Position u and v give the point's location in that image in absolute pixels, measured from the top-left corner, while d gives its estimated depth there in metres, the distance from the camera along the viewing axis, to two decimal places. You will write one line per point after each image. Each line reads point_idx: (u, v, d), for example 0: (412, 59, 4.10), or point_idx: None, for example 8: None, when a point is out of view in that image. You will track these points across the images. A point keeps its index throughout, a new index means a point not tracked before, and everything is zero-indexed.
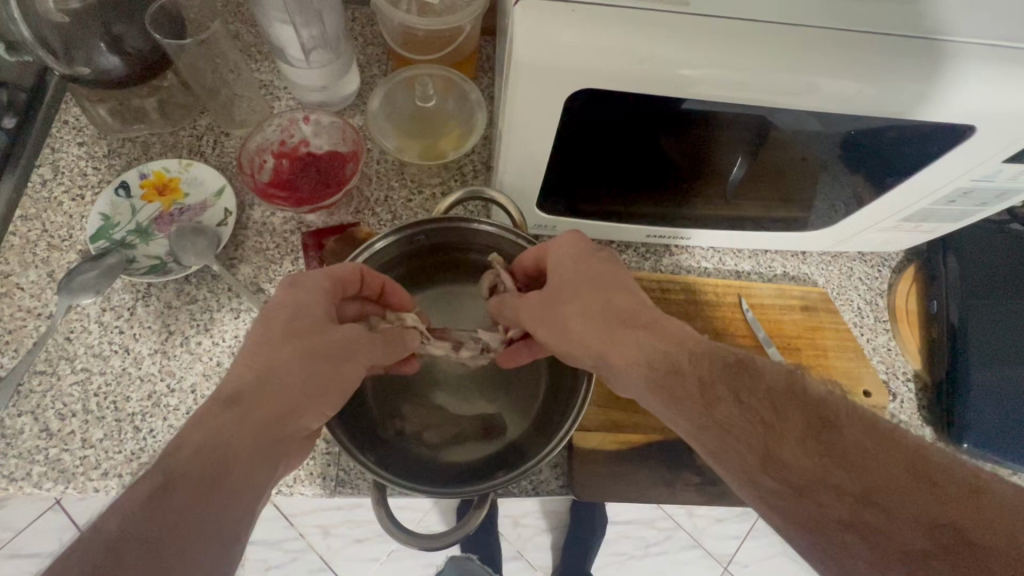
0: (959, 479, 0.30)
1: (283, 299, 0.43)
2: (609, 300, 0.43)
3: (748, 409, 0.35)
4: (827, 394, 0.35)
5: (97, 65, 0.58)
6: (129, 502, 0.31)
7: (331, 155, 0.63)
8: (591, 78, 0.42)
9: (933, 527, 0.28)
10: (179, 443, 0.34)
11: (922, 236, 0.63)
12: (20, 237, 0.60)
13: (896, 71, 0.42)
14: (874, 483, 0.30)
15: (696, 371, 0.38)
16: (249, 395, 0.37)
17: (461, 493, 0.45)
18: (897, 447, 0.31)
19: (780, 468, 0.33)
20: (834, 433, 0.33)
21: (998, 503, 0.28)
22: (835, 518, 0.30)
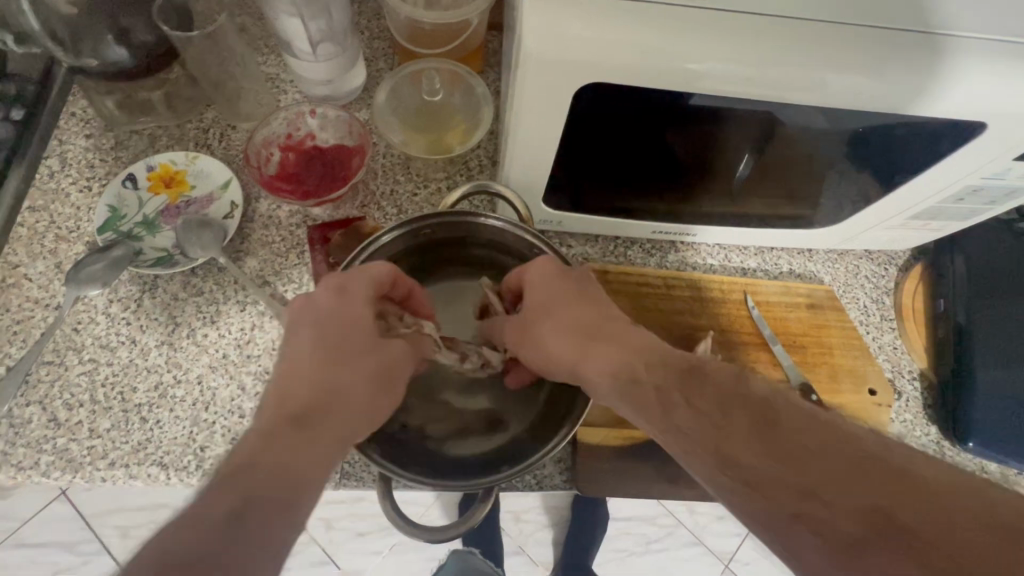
0: (894, 464, 0.31)
1: (327, 304, 0.42)
2: (577, 317, 0.46)
3: (698, 411, 0.37)
4: (767, 394, 0.37)
5: (104, 56, 0.57)
6: (204, 523, 0.29)
7: (338, 149, 0.63)
8: (599, 72, 0.42)
9: (869, 514, 0.29)
10: (250, 461, 0.33)
11: (930, 233, 0.63)
12: (28, 228, 0.60)
13: (907, 67, 0.41)
14: (817, 475, 0.31)
15: (649, 378, 0.40)
16: (309, 412, 0.37)
17: (466, 488, 0.45)
18: (835, 439, 0.33)
19: (733, 466, 0.34)
20: (776, 429, 0.34)
21: (927, 485, 0.29)
22: (783, 511, 0.31)
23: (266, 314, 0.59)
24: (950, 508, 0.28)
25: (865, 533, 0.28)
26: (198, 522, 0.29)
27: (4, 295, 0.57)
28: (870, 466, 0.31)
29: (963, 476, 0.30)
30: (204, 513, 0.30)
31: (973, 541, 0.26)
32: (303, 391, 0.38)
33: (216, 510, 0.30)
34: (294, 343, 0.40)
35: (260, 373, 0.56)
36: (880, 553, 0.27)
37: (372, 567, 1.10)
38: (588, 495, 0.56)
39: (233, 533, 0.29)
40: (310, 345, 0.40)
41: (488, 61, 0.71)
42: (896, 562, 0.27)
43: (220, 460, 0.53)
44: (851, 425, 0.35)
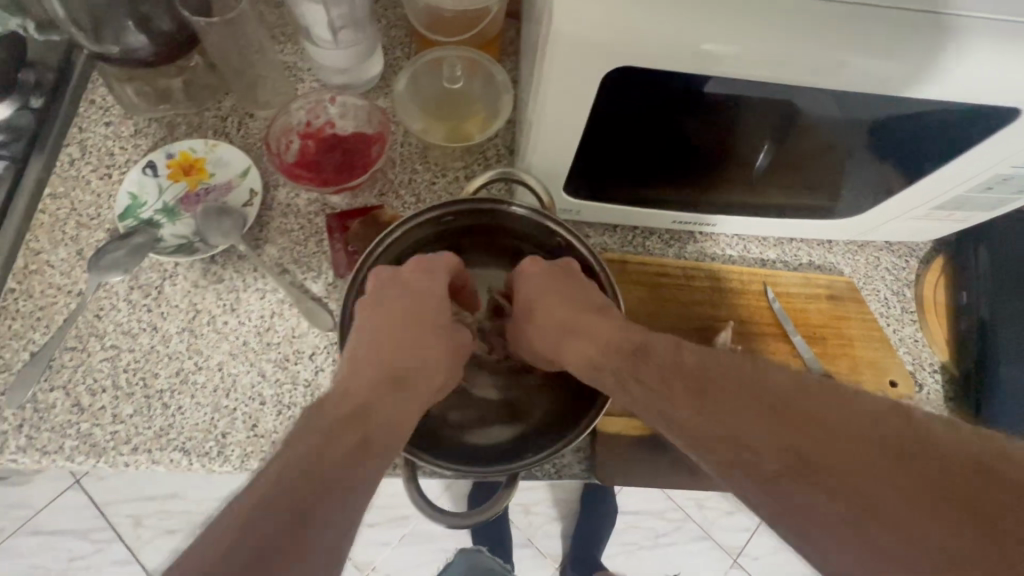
0: (805, 404, 0.34)
1: (415, 286, 0.50)
2: (553, 313, 0.50)
3: (646, 384, 0.42)
4: (697, 358, 0.42)
5: (125, 44, 0.57)
6: (333, 453, 0.36)
7: (357, 137, 0.63)
8: (626, 55, 0.41)
9: (784, 454, 0.33)
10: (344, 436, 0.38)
11: (953, 224, 0.62)
12: (49, 215, 0.60)
13: (942, 50, 0.40)
14: (742, 428, 0.35)
15: (607, 363, 0.45)
16: (402, 379, 0.45)
17: (490, 472, 0.46)
18: (754, 389, 0.37)
19: (680, 430, 0.39)
20: (706, 389, 0.39)
21: (831, 418, 0.33)
22: (722, 462, 0.35)
23: (285, 301, 0.59)
24: (850, 436, 0.31)
25: (781, 471, 0.32)
26: (330, 450, 0.36)
27: (27, 281, 0.58)
28: (783, 410, 0.35)
29: (865, 402, 0.33)
30: (332, 443, 0.37)
31: (868, 464, 0.30)
32: (397, 360, 0.46)
33: (341, 444, 0.37)
34: (387, 313, 0.48)
35: (280, 360, 0.56)
36: (793, 487, 0.32)
37: (382, 558, 1.10)
38: (607, 484, 0.56)
39: (355, 465, 0.37)
40: (402, 319, 0.48)
41: (506, 50, 0.70)
42: (806, 493, 0.31)
43: (242, 446, 0.53)
44: (773, 369, 0.39)
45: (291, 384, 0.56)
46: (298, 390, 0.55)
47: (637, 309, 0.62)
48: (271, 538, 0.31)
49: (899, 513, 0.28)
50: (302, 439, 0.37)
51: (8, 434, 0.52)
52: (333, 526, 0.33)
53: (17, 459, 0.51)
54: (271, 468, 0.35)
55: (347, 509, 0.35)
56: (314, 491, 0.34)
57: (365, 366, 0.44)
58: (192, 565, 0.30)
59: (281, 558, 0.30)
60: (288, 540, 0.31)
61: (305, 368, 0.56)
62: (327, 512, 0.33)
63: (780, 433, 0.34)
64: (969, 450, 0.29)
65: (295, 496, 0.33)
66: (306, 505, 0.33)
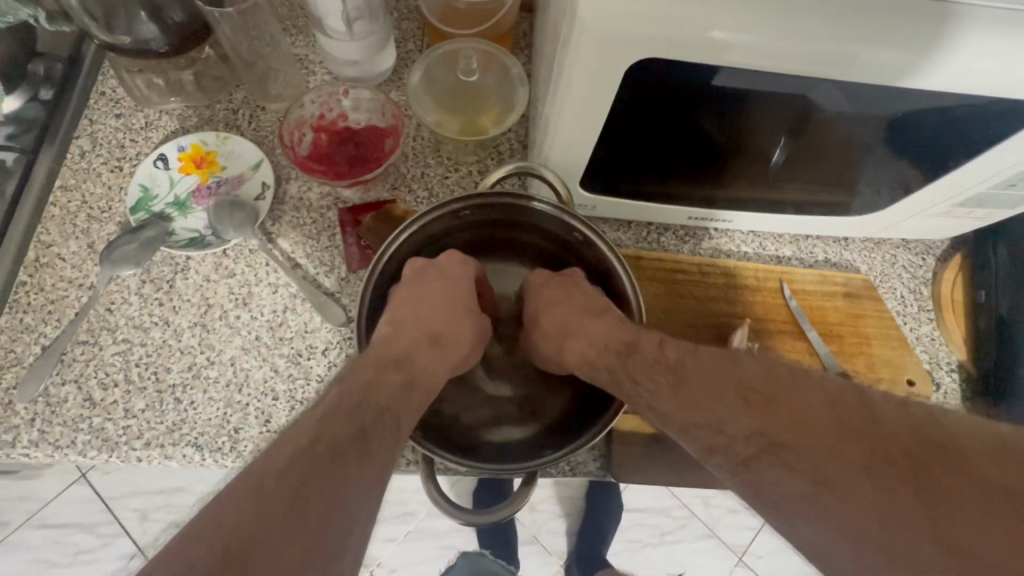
0: (774, 392, 0.38)
1: (448, 270, 0.54)
2: (554, 316, 0.52)
3: (636, 380, 0.45)
4: (681, 354, 0.45)
5: (137, 34, 0.57)
6: (384, 388, 0.43)
7: (370, 130, 0.63)
8: (651, 48, 0.40)
9: (754, 437, 0.37)
10: (357, 399, 0.41)
11: (973, 221, 0.61)
12: (61, 208, 0.60)
13: (978, 43, 0.39)
14: (719, 415, 0.39)
15: (600, 362, 0.49)
16: (436, 344, 0.51)
17: (515, 469, 0.46)
18: (730, 379, 0.40)
19: (666, 419, 0.43)
20: (688, 381, 0.42)
21: (795, 403, 0.36)
22: (705, 447, 0.40)
23: (298, 296, 0.58)
24: (811, 418, 0.35)
25: (753, 453, 0.36)
26: (382, 385, 0.44)
27: (38, 275, 0.57)
28: (754, 398, 0.38)
29: (826, 387, 0.37)
30: (382, 379, 0.44)
31: (825, 442, 0.33)
32: (433, 327, 0.51)
33: (389, 382, 0.44)
34: (425, 288, 0.52)
35: (292, 355, 0.56)
36: (763, 466, 0.35)
37: (388, 553, 1.10)
38: (623, 482, 0.55)
39: (401, 401, 0.44)
40: (440, 295, 0.52)
41: (519, 43, 0.70)
42: (773, 470, 0.35)
43: (255, 442, 0.53)
44: (749, 359, 0.42)
45: (304, 379, 0.55)
46: (311, 385, 0.55)
47: (651, 307, 0.62)
48: (342, 436, 0.38)
49: (851, 483, 0.31)
50: (358, 374, 0.44)
51: (20, 428, 0.52)
52: (384, 440, 0.40)
53: (29, 454, 0.51)
54: (333, 394, 0.42)
55: (394, 431, 0.42)
56: (370, 412, 0.41)
57: (407, 329, 0.50)
58: (279, 448, 0.36)
59: (349, 452, 0.37)
60: (353, 440, 0.38)
61: (318, 363, 0.56)
62: (380, 430, 0.41)
63: (752, 418, 0.37)
64: (913, 426, 0.32)
65: (356, 413, 0.40)
66: (366, 421, 0.40)
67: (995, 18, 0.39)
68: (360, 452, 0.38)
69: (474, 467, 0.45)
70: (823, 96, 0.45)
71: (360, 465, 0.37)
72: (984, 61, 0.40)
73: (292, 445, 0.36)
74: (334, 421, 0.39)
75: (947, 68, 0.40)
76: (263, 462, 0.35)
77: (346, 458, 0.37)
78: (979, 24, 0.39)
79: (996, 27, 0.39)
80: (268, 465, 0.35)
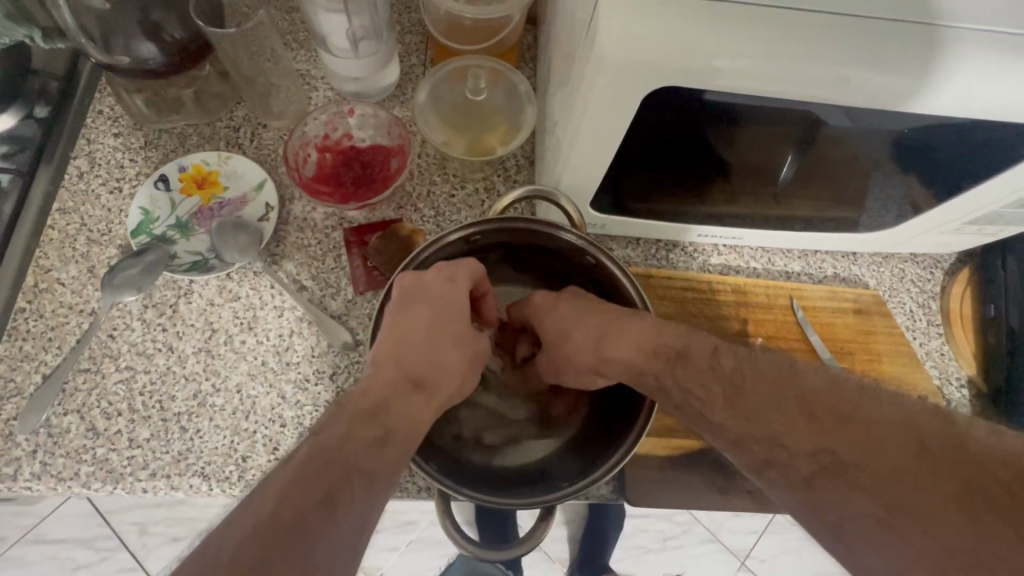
0: (843, 408, 0.36)
1: (437, 294, 0.49)
2: (586, 330, 0.50)
3: (690, 390, 0.43)
4: (737, 362, 0.43)
5: (135, 53, 0.55)
6: (359, 442, 0.38)
7: (375, 149, 0.62)
8: (667, 76, 0.40)
9: (819, 455, 0.35)
10: (330, 452, 0.37)
11: (981, 237, 0.61)
12: (59, 232, 0.59)
13: (997, 69, 0.38)
14: (779, 429, 0.38)
15: (647, 369, 0.46)
16: (418, 389, 0.45)
17: (529, 505, 0.45)
18: (791, 394, 0.39)
19: (717, 430, 0.41)
20: (744, 393, 0.40)
21: (867, 422, 0.35)
22: (757, 460, 0.39)
23: (304, 319, 0.57)
24: (883, 438, 0.34)
25: (818, 471, 0.35)
26: (356, 438, 0.38)
27: (37, 301, 0.56)
28: (820, 414, 0.37)
29: (903, 406, 0.35)
30: (359, 431, 0.39)
31: (906, 467, 0.32)
32: (417, 372, 0.46)
33: (366, 433, 0.39)
34: (410, 320, 0.47)
35: (299, 381, 0.55)
36: (828, 485, 0.34)
37: (390, 563, 1.09)
38: (636, 505, 0.55)
39: (377, 459, 0.39)
40: (428, 326, 0.48)
41: (523, 57, 0.69)
42: (840, 490, 0.34)
43: (262, 471, 0.52)
44: (811, 372, 0.40)
45: (311, 405, 0.54)
46: (319, 412, 0.54)
47: None
48: (308, 503, 0.33)
49: (930, 510, 0.31)
50: (333, 423, 0.39)
51: (22, 460, 0.50)
52: (361, 497, 0.36)
53: (31, 487, 0.50)
54: (306, 444, 0.37)
55: (371, 487, 0.37)
56: (342, 472, 0.36)
57: (387, 370, 0.44)
58: (243, 515, 0.33)
59: (310, 525, 0.33)
60: (320, 507, 0.34)
61: (326, 389, 0.55)
62: (352, 494, 0.36)
63: (818, 435, 0.36)
64: (1001, 452, 0.31)
65: (325, 473, 0.35)
66: (337, 482, 0.35)
67: (1012, 44, 0.38)
68: (328, 523, 0.34)
69: (494, 502, 0.45)
70: (838, 119, 0.44)
71: (326, 537, 0.33)
72: (990, 83, 0.39)
73: (251, 517, 0.32)
74: (297, 483, 0.34)
75: (958, 98, 0.40)
76: (225, 534, 0.32)
77: (310, 533, 0.33)
78: (991, 47, 0.38)
79: (1013, 54, 0.38)
80: (227, 541, 0.31)
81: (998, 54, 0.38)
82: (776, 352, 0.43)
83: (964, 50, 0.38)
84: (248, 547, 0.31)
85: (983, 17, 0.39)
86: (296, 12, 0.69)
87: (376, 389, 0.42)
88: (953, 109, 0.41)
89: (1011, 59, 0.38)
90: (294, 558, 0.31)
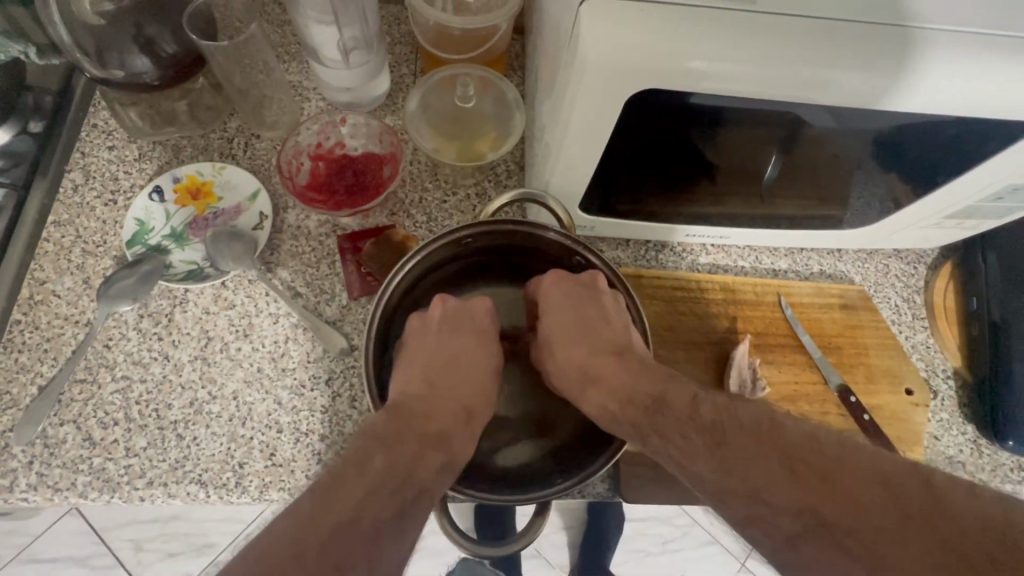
0: (823, 463, 0.36)
1: (479, 319, 0.55)
2: (574, 355, 0.52)
3: (668, 439, 0.43)
4: (717, 413, 0.42)
5: (130, 67, 0.56)
6: (425, 466, 0.42)
7: (368, 158, 0.63)
8: (648, 79, 0.41)
9: (804, 515, 0.35)
10: (399, 471, 0.40)
11: (961, 232, 0.62)
12: (54, 243, 0.59)
13: (964, 67, 0.40)
14: (760, 484, 0.37)
15: (623, 416, 0.46)
16: (469, 417, 0.49)
17: (525, 500, 0.46)
18: (773, 449, 0.39)
19: (698, 483, 0.40)
20: (725, 447, 0.40)
21: (847, 480, 0.35)
22: (740, 516, 0.38)
23: (299, 326, 0.58)
24: (864, 498, 0.34)
25: (801, 531, 0.35)
26: (422, 463, 0.42)
27: (32, 313, 0.56)
28: (801, 471, 0.37)
29: (881, 462, 0.36)
30: (425, 455, 0.42)
31: (887, 527, 0.32)
32: (465, 400, 0.49)
33: (431, 459, 0.42)
34: (453, 344, 0.52)
35: (295, 387, 0.55)
36: (812, 546, 0.34)
37: None
38: (631, 501, 0.56)
39: (438, 481, 0.42)
40: (468, 353, 0.53)
41: (511, 65, 0.70)
42: (824, 554, 0.34)
43: (260, 477, 0.52)
44: (791, 424, 0.40)
45: (308, 411, 0.54)
46: (316, 417, 0.54)
47: (654, 324, 0.63)
48: (384, 516, 0.37)
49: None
50: (402, 442, 0.42)
51: (18, 471, 0.51)
52: (421, 522, 0.39)
53: (28, 498, 0.50)
54: (377, 458, 0.40)
55: (428, 511, 0.40)
56: (410, 493, 0.39)
57: (442, 396, 0.49)
58: (323, 515, 0.35)
59: (383, 537, 0.36)
60: (393, 523, 0.37)
61: (322, 395, 0.55)
62: (415, 514, 0.39)
63: (799, 493, 0.36)
64: (978, 515, 0.32)
65: (395, 494, 0.38)
66: (406, 502, 0.39)
67: (978, 44, 0.40)
68: (394, 539, 0.37)
69: (487, 499, 0.46)
70: (819, 119, 0.45)
71: (393, 549, 0.36)
72: (960, 80, 0.40)
73: (331, 524, 0.35)
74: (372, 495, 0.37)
75: (931, 97, 0.41)
76: (303, 536, 0.34)
77: (382, 544, 0.36)
78: (958, 47, 0.40)
79: (979, 53, 0.40)
80: (311, 536, 0.34)
81: (965, 53, 0.40)
82: (756, 400, 0.44)
83: (932, 50, 0.40)
84: (331, 545, 0.34)
85: (947, 19, 0.41)
86: (287, 25, 0.70)
87: (436, 416, 0.46)
88: (925, 108, 0.42)
89: (978, 58, 0.40)
90: (370, 563, 0.35)
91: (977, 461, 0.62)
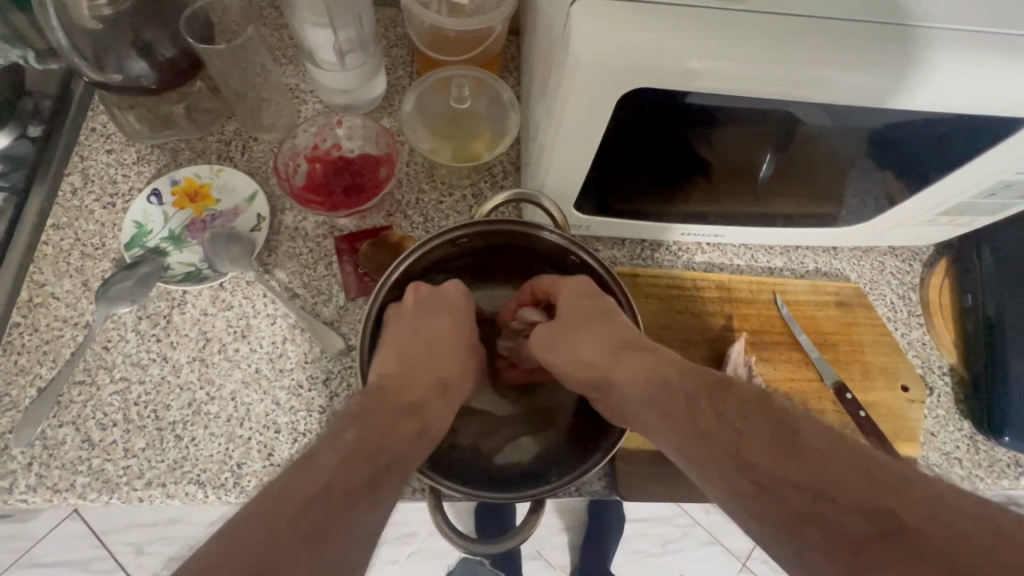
0: (907, 475, 0.31)
1: (456, 302, 0.55)
2: (607, 333, 0.47)
3: (725, 416, 0.38)
4: (789, 407, 0.38)
5: (128, 71, 0.57)
6: (396, 436, 0.42)
7: (364, 159, 0.64)
8: (639, 79, 0.41)
9: (878, 516, 0.29)
10: (372, 442, 0.40)
11: (955, 228, 0.63)
12: (53, 246, 0.60)
13: (954, 64, 0.40)
14: (826, 477, 0.32)
15: (670, 388, 0.41)
16: (444, 390, 0.50)
17: (520, 497, 0.46)
18: (847, 447, 0.33)
19: (749, 469, 0.34)
20: (791, 435, 0.35)
21: (935, 492, 0.30)
22: (791, 511, 0.32)
23: (297, 326, 0.58)
24: (957, 513, 0.28)
25: (873, 534, 0.29)
26: (395, 435, 0.42)
27: (31, 315, 0.57)
28: (879, 473, 0.31)
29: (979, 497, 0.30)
30: (398, 427, 0.43)
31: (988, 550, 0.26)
32: (441, 374, 0.50)
33: (404, 430, 0.43)
34: (429, 329, 0.52)
35: (293, 387, 0.56)
36: (887, 553, 0.28)
37: None
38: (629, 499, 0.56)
39: (411, 451, 0.43)
40: (444, 333, 0.53)
41: (507, 66, 0.71)
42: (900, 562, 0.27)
43: (258, 477, 0.52)
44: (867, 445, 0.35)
45: (305, 411, 0.55)
46: (313, 417, 0.55)
47: (650, 322, 0.63)
48: (358, 482, 0.36)
49: None
50: (374, 416, 0.42)
51: (17, 473, 0.51)
52: (392, 491, 0.39)
53: (27, 499, 0.50)
54: (349, 432, 0.40)
55: (400, 480, 0.40)
56: (383, 460, 0.39)
57: (418, 372, 0.49)
58: (296, 479, 0.35)
59: (357, 500, 0.36)
60: (366, 487, 0.37)
61: (319, 395, 0.55)
62: (389, 481, 0.39)
63: (874, 491, 0.30)
64: None
65: (370, 463, 0.38)
66: (379, 469, 0.39)
67: (967, 42, 0.40)
68: (368, 504, 0.36)
69: (483, 497, 0.46)
70: (811, 117, 0.46)
71: (367, 512, 0.36)
72: (950, 77, 0.41)
73: (304, 487, 0.34)
74: (344, 460, 0.37)
75: (920, 94, 0.42)
76: (274, 499, 0.33)
77: (355, 505, 0.35)
78: (946, 45, 0.40)
79: (968, 51, 0.40)
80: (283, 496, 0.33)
81: (954, 49, 0.40)
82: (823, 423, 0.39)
83: (920, 47, 0.40)
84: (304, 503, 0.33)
85: (936, 17, 0.41)
86: (285, 29, 0.71)
87: (410, 389, 0.47)
88: (916, 105, 0.43)
89: (967, 55, 0.40)
90: (345, 522, 0.34)
91: (974, 457, 0.62)
